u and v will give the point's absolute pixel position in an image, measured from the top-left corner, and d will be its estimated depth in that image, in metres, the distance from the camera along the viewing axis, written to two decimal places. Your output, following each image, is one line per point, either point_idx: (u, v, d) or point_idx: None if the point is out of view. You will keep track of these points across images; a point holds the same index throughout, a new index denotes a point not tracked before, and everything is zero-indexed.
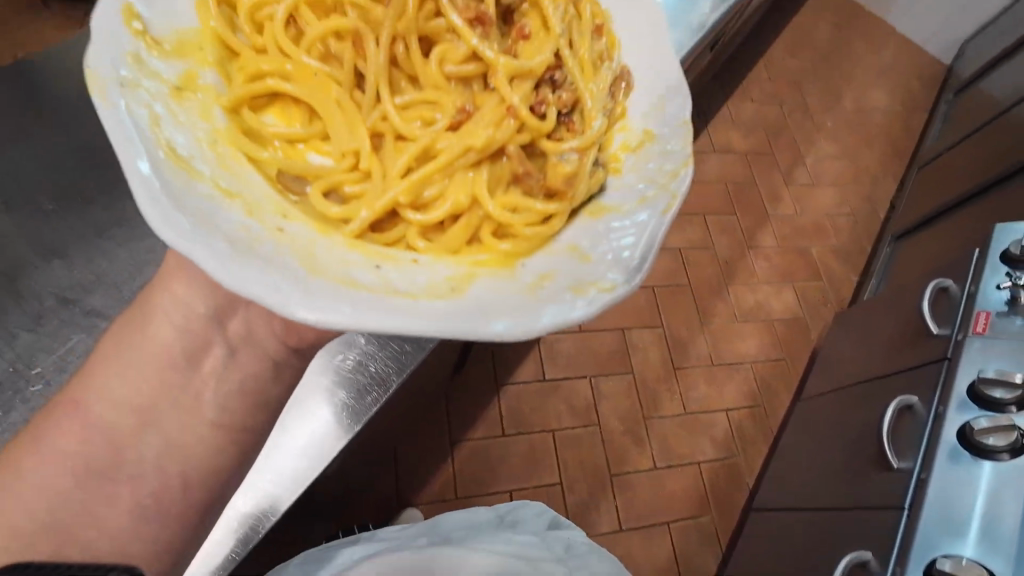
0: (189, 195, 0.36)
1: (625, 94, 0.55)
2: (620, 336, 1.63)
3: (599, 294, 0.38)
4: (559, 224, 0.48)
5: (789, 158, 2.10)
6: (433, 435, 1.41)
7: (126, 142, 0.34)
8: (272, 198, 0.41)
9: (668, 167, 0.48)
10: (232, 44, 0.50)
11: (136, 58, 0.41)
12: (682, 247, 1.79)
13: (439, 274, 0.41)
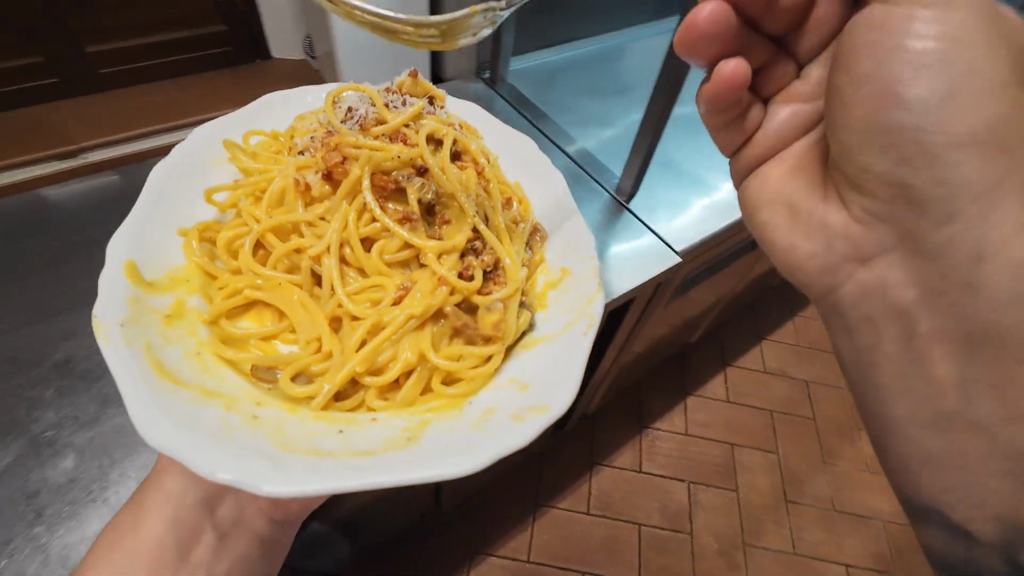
0: (175, 403, 0.60)
1: (541, 242, 0.87)
2: (727, 451, 1.57)
3: (536, 421, 0.63)
4: (498, 361, 0.75)
5: None
6: (520, 493, 1.45)
7: (127, 377, 0.59)
8: (243, 392, 0.67)
9: (583, 299, 0.76)
10: (211, 271, 0.79)
11: (134, 301, 0.68)
12: (810, 380, 1.74)
13: (394, 430, 0.66)
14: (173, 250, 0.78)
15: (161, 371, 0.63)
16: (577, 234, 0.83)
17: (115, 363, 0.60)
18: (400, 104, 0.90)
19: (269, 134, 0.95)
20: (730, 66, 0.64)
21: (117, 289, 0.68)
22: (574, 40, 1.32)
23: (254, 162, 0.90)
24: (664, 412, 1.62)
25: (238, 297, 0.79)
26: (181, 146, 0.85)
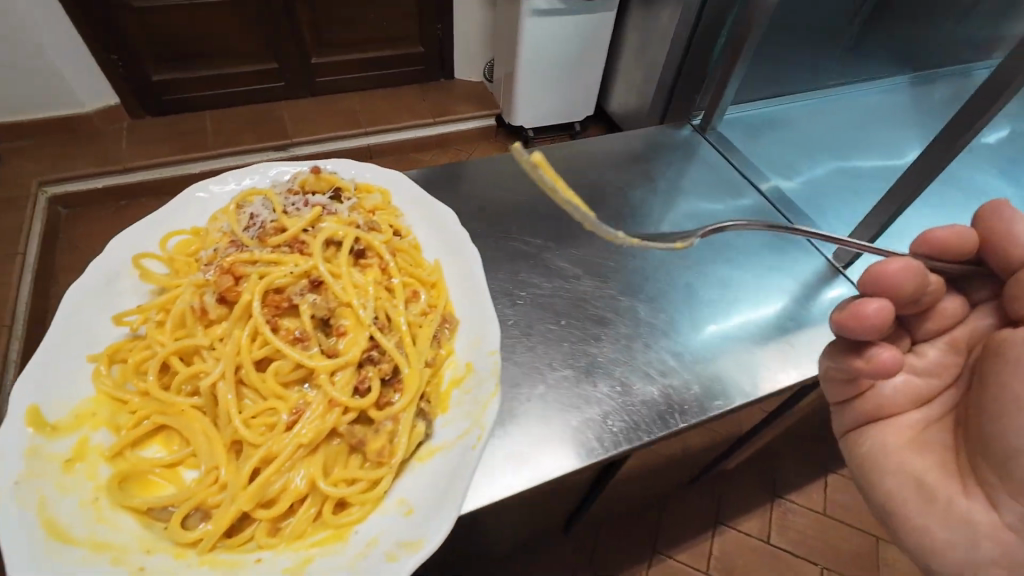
0: (58, 571, 0.59)
1: (448, 336, 0.84)
2: (871, 542, 1.44)
3: (411, 560, 0.61)
4: (389, 485, 0.71)
5: None
6: (637, 535, 1.43)
7: (14, 559, 0.58)
8: (136, 538, 0.65)
9: (473, 411, 0.73)
10: (117, 396, 0.76)
11: (29, 453, 0.66)
12: None
13: (276, 567, 0.65)
14: (80, 382, 0.75)
15: (52, 531, 0.62)
16: (479, 328, 0.81)
17: (1, 534, 0.59)
18: (302, 206, 0.94)
19: (189, 233, 0.92)
20: (887, 355, 0.58)
21: (12, 443, 0.66)
22: (789, 95, 1.40)
23: (184, 265, 0.87)
24: (801, 484, 1.52)
25: (148, 421, 0.76)
26: (98, 261, 0.83)
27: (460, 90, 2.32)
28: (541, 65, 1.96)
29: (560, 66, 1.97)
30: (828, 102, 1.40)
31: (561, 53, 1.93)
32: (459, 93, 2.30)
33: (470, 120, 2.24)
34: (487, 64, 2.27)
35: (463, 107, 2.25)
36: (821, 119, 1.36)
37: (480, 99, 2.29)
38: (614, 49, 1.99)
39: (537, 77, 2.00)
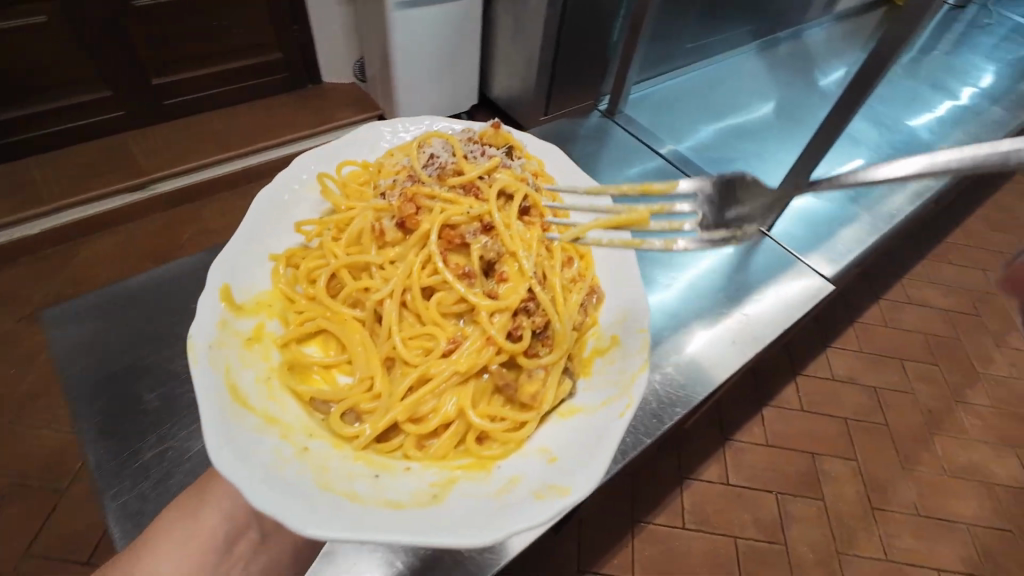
0: (242, 427, 0.62)
1: (594, 306, 0.83)
2: (809, 460, 1.59)
3: (559, 503, 0.58)
4: (532, 428, 0.71)
5: (1001, 324, 2.01)
6: (616, 511, 1.46)
7: (207, 402, 0.62)
8: (300, 422, 0.68)
9: (627, 372, 0.71)
10: (291, 297, 0.80)
11: (224, 324, 0.71)
12: (879, 387, 1.77)
13: (424, 484, 0.64)
14: (262, 278, 0.80)
15: (235, 395, 0.65)
16: (633, 301, 0.79)
17: (201, 380, 0.64)
18: (481, 155, 0.90)
19: (360, 163, 0.95)
20: None
21: (210, 313, 0.71)
22: (683, 66, 1.47)
23: (346, 188, 0.91)
24: (743, 423, 1.64)
25: (312, 323, 0.79)
26: (287, 172, 0.89)
27: (335, 95, 2.15)
28: (416, 60, 1.86)
29: (436, 59, 1.88)
30: (716, 69, 1.50)
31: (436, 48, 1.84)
32: (334, 98, 2.14)
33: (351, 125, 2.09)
34: (357, 62, 2.10)
35: (343, 113, 2.09)
36: (708, 87, 1.44)
37: (359, 101, 2.14)
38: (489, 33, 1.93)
39: (414, 74, 1.90)
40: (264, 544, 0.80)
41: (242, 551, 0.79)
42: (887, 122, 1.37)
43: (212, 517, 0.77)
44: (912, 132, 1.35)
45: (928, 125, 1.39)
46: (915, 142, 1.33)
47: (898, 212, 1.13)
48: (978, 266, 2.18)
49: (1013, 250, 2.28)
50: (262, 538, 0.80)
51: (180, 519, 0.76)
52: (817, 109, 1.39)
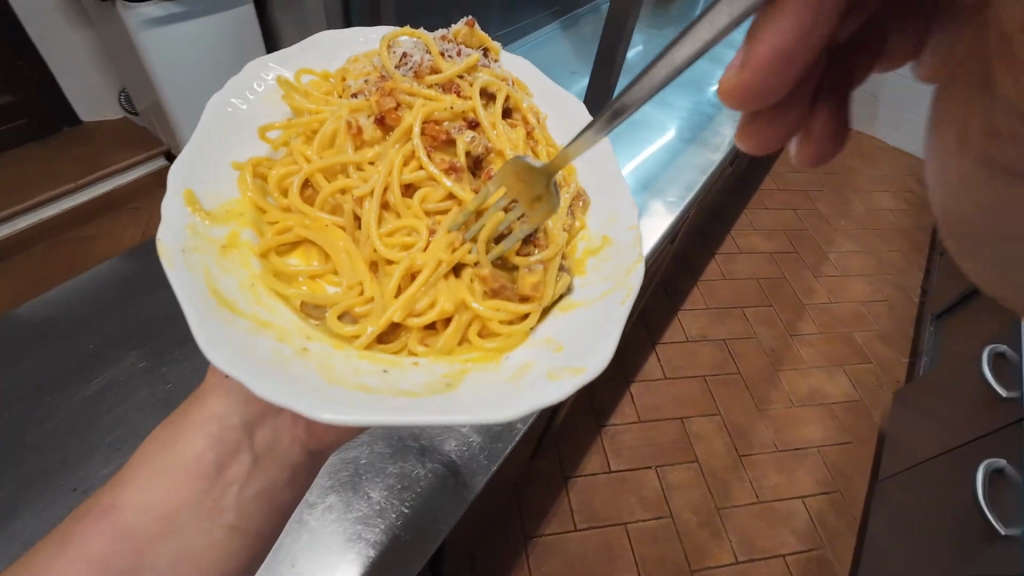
0: (234, 327, 0.52)
1: (581, 211, 0.76)
2: (679, 425, 1.65)
3: (572, 381, 0.54)
4: (534, 320, 0.65)
5: (814, 256, 2.25)
6: (506, 531, 1.37)
7: (189, 299, 0.51)
8: (293, 324, 0.58)
9: (624, 266, 0.67)
10: (263, 207, 0.70)
11: (195, 228, 0.60)
12: (728, 338, 1.88)
13: (435, 373, 0.57)
14: (229, 184, 0.69)
15: (220, 298, 0.55)
16: (617, 202, 0.76)
17: (178, 281, 0.52)
18: (457, 54, 0.82)
19: (321, 76, 0.85)
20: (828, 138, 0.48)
21: (177, 216, 0.59)
22: None
23: (307, 98, 0.81)
24: (615, 405, 1.65)
25: (291, 234, 0.70)
26: (243, 72, 0.77)
27: (102, 135, 1.80)
28: (189, 82, 1.60)
29: (214, 78, 1.63)
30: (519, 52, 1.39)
31: (206, 63, 1.58)
32: (101, 138, 1.79)
33: (132, 168, 1.77)
34: (121, 94, 1.79)
35: (116, 155, 1.75)
36: None
37: (135, 138, 1.81)
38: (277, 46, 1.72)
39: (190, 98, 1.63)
40: (258, 466, 0.70)
41: (235, 475, 0.67)
42: (675, 103, 1.40)
43: (197, 442, 0.66)
44: (697, 110, 1.40)
45: (710, 100, 1.44)
46: (700, 120, 1.37)
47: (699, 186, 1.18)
48: (788, 206, 2.42)
49: (812, 188, 2.56)
50: (254, 461, 0.70)
51: (157, 451, 0.65)
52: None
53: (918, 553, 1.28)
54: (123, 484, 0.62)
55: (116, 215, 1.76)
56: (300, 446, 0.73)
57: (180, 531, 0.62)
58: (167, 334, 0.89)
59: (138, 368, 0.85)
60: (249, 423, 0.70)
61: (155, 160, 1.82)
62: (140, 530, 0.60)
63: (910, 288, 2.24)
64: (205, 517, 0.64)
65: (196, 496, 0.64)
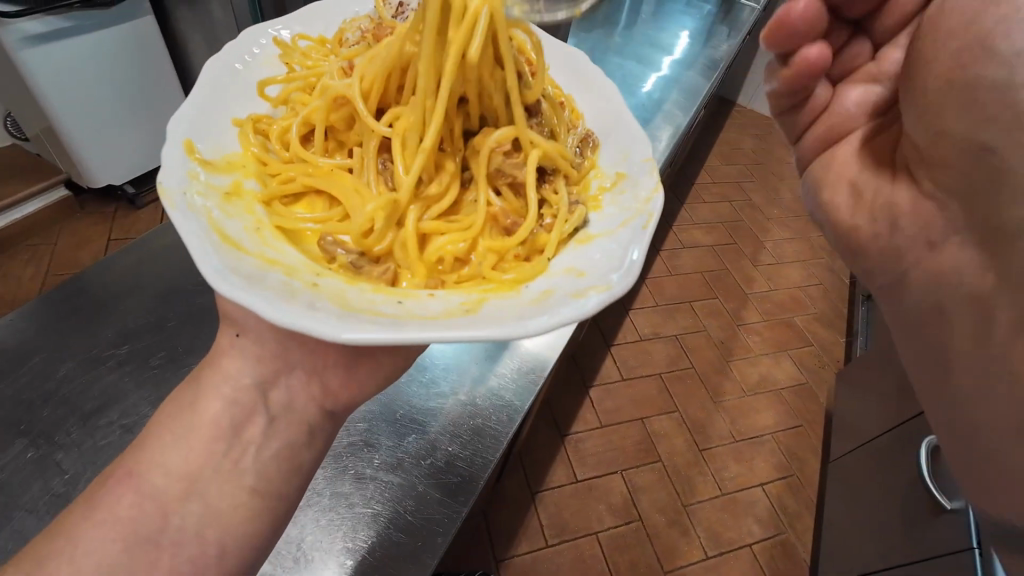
0: (242, 263, 0.48)
1: (592, 150, 0.75)
2: (641, 426, 1.65)
3: (601, 297, 0.50)
4: (551, 253, 0.62)
5: (752, 246, 2.33)
6: (475, 556, 1.32)
7: (191, 236, 0.47)
8: (304, 263, 0.54)
9: (642, 196, 0.63)
10: (266, 159, 0.66)
11: (194, 174, 0.56)
12: (679, 334, 1.91)
13: (453, 301, 0.52)
14: (229, 137, 0.65)
15: (225, 238, 0.51)
16: (630, 138, 0.72)
17: (179, 220, 0.49)
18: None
19: (317, 39, 0.82)
20: (815, 52, 0.66)
21: (176, 163, 0.56)
22: None
23: (304, 56, 0.78)
24: (576, 411, 1.63)
25: (296, 184, 0.66)
26: (243, 34, 0.74)
27: None
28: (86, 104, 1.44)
29: (115, 96, 1.50)
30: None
31: (103, 77, 1.45)
32: None
33: (24, 203, 1.58)
34: (8, 120, 1.60)
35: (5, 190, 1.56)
36: None
37: (28, 169, 1.62)
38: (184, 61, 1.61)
39: (90, 119, 1.48)
40: (275, 428, 0.59)
41: (254, 436, 0.57)
42: None
43: (213, 404, 0.56)
44: (632, 114, 1.39)
45: (642, 103, 1.44)
46: None
47: None
48: (724, 199, 2.49)
49: (744, 179, 2.65)
50: (271, 422, 0.59)
51: (177, 415, 0.56)
52: None
53: (873, 530, 1.34)
54: (141, 448, 0.54)
55: (10, 255, 1.57)
56: (321, 405, 0.63)
57: (205, 493, 0.54)
58: (58, 415, 0.70)
59: (25, 460, 0.66)
60: (265, 381, 0.59)
61: (55, 190, 1.64)
62: (162, 494, 0.52)
63: (841, 270, 2.36)
64: (228, 479, 0.55)
65: (215, 457, 0.55)
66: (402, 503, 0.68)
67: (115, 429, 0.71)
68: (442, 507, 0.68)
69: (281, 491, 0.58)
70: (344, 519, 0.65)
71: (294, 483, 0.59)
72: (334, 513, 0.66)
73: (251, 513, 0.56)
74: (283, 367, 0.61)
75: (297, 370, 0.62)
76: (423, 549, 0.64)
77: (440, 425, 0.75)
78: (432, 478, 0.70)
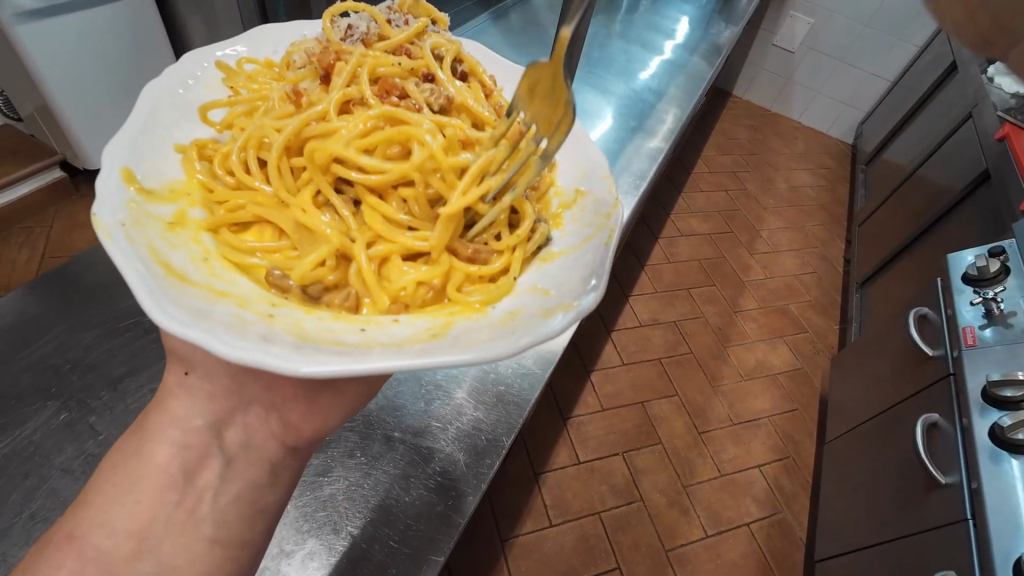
0: (187, 297, 0.45)
1: (552, 168, 0.75)
2: (641, 410, 1.67)
3: (570, 313, 0.50)
4: (516, 273, 0.61)
5: (748, 234, 2.36)
6: (481, 537, 1.32)
7: (131, 269, 0.44)
8: (256, 293, 0.51)
9: (603, 211, 0.66)
10: (213, 185, 0.63)
11: (135, 203, 0.52)
12: (678, 320, 1.93)
13: (419, 326, 0.50)
14: (170, 165, 0.61)
15: (167, 270, 0.47)
16: (586, 156, 0.75)
17: (117, 252, 0.45)
18: (405, 21, 0.77)
19: (264, 62, 0.77)
20: None
21: (112, 191, 0.52)
22: None
23: (250, 79, 0.73)
24: (577, 395, 1.65)
25: (244, 211, 0.61)
26: (186, 57, 0.71)
27: None
28: (81, 85, 1.42)
29: (109, 75, 1.47)
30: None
31: (96, 53, 1.41)
32: None
33: (17, 184, 1.54)
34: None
35: None
36: None
37: (17, 150, 1.58)
38: (179, 38, 1.57)
39: (83, 99, 1.45)
40: (234, 469, 0.55)
41: (209, 481, 0.54)
42: (613, 90, 1.40)
43: (162, 450, 0.52)
44: (637, 98, 1.40)
45: (646, 87, 1.45)
46: (642, 107, 1.38)
47: (650, 176, 1.19)
48: (721, 188, 2.52)
49: (739, 168, 2.68)
50: (228, 464, 0.55)
51: (122, 465, 0.51)
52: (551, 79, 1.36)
53: (868, 508, 1.37)
54: (85, 506, 0.49)
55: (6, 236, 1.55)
56: (282, 441, 0.59)
57: (158, 548, 0.50)
58: (88, 381, 0.74)
59: (59, 421, 0.71)
60: (219, 420, 0.55)
61: (48, 172, 1.60)
62: (110, 555, 0.48)
63: (835, 259, 2.40)
64: (184, 530, 0.51)
65: (168, 507, 0.51)
66: (430, 467, 0.74)
67: (145, 394, 0.76)
68: (468, 469, 0.74)
69: (242, 538, 0.55)
70: (380, 479, 0.72)
71: (258, 528, 0.56)
72: (370, 473, 0.72)
73: (215, 562, 0.53)
74: (237, 405, 0.57)
75: (254, 406, 0.58)
76: (452, 509, 0.71)
77: (462, 394, 0.80)
78: (459, 443, 0.77)
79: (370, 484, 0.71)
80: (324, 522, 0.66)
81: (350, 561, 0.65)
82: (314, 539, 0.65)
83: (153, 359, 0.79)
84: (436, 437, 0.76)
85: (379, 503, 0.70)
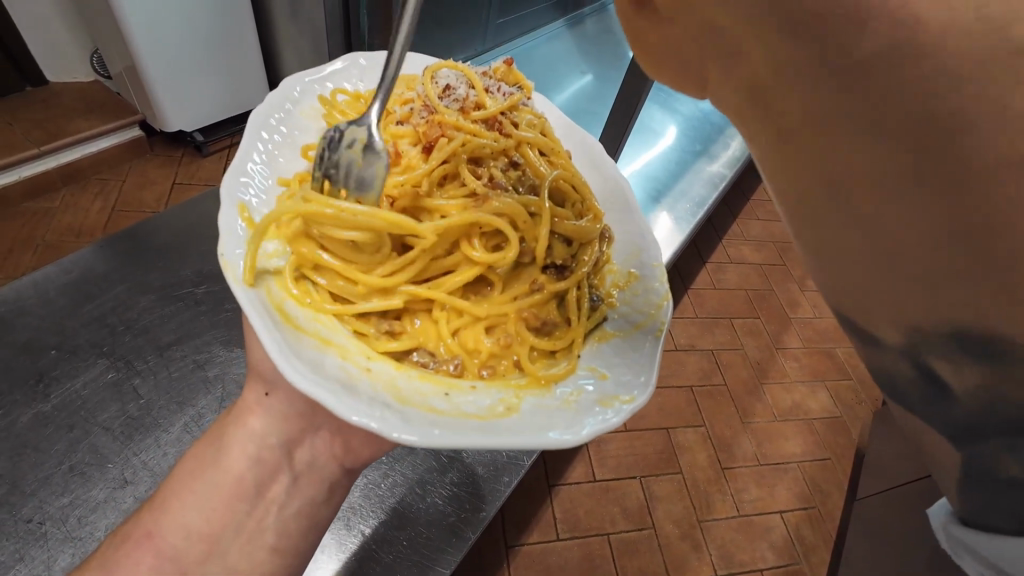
0: (301, 348, 0.50)
1: (609, 244, 0.74)
2: (665, 436, 1.63)
3: (626, 410, 0.53)
4: (579, 346, 0.62)
5: (801, 269, 2.26)
6: (489, 539, 1.34)
7: (255, 317, 0.49)
8: (353, 343, 0.56)
9: (654, 300, 0.67)
10: None
11: (249, 243, 0.57)
12: (715, 349, 1.87)
13: (494, 397, 0.54)
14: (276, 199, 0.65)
15: (281, 318, 0.52)
16: (638, 235, 0.74)
17: (242, 299, 0.50)
18: (500, 91, 0.81)
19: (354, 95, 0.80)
20: None
21: (233, 229, 0.57)
22: (479, 53, 1.36)
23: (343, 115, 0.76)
24: None
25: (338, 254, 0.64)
26: (281, 86, 0.73)
27: (67, 98, 1.64)
28: (172, 50, 1.50)
29: (194, 38, 1.53)
30: (525, 47, 1.42)
31: (187, 20, 1.48)
32: (65, 101, 1.62)
33: (98, 138, 1.62)
34: (93, 56, 1.63)
35: (81, 125, 1.59)
36: None
37: (104, 104, 1.66)
38: (262, 12, 1.62)
39: (169, 63, 1.52)
40: (298, 486, 0.63)
41: (276, 496, 0.61)
42: (681, 109, 1.36)
43: (237, 462, 0.59)
44: (704, 118, 1.37)
45: (714, 109, 1.42)
46: (710, 130, 1.35)
47: (709, 204, 1.17)
48: (778, 218, 2.43)
49: None
50: (295, 480, 0.62)
51: (201, 472, 0.59)
52: (612, 97, 1.35)
53: None
54: (162, 509, 0.57)
55: (84, 185, 1.64)
56: (341, 462, 0.66)
57: (225, 554, 0.57)
58: (138, 343, 0.81)
59: (106, 379, 0.77)
60: (291, 440, 0.62)
61: (128, 130, 1.69)
62: (183, 555, 0.55)
63: None
64: (251, 538, 0.59)
65: (240, 515, 0.58)
66: (449, 476, 0.78)
67: (188, 363, 0.82)
68: (487, 482, 0.78)
69: (297, 548, 0.62)
70: (397, 481, 0.76)
71: (310, 539, 0.63)
72: (388, 475, 0.76)
73: (271, 568, 0.60)
74: (308, 428, 0.64)
75: (322, 429, 0.65)
76: (464, 522, 0.74)
77: None
78: (480, 457, 0.81)
79: (395, 493, 0.75)
80: (339, 516, 0.71)
81: (362, 560, 0.69)
82: (328, 533, 0.70)
83: (201, 332, 0.85)
84: (460, 444, 0.81)
85: (395, 506, 0.74)
